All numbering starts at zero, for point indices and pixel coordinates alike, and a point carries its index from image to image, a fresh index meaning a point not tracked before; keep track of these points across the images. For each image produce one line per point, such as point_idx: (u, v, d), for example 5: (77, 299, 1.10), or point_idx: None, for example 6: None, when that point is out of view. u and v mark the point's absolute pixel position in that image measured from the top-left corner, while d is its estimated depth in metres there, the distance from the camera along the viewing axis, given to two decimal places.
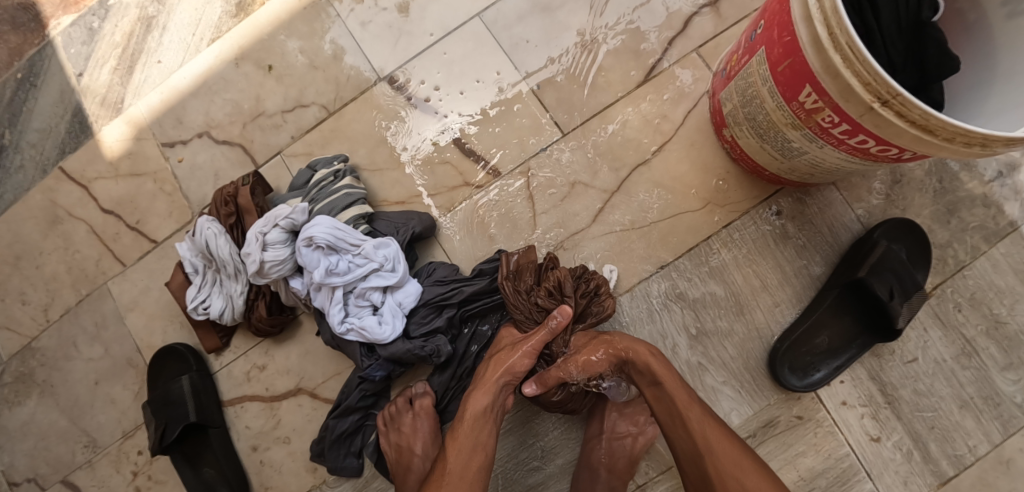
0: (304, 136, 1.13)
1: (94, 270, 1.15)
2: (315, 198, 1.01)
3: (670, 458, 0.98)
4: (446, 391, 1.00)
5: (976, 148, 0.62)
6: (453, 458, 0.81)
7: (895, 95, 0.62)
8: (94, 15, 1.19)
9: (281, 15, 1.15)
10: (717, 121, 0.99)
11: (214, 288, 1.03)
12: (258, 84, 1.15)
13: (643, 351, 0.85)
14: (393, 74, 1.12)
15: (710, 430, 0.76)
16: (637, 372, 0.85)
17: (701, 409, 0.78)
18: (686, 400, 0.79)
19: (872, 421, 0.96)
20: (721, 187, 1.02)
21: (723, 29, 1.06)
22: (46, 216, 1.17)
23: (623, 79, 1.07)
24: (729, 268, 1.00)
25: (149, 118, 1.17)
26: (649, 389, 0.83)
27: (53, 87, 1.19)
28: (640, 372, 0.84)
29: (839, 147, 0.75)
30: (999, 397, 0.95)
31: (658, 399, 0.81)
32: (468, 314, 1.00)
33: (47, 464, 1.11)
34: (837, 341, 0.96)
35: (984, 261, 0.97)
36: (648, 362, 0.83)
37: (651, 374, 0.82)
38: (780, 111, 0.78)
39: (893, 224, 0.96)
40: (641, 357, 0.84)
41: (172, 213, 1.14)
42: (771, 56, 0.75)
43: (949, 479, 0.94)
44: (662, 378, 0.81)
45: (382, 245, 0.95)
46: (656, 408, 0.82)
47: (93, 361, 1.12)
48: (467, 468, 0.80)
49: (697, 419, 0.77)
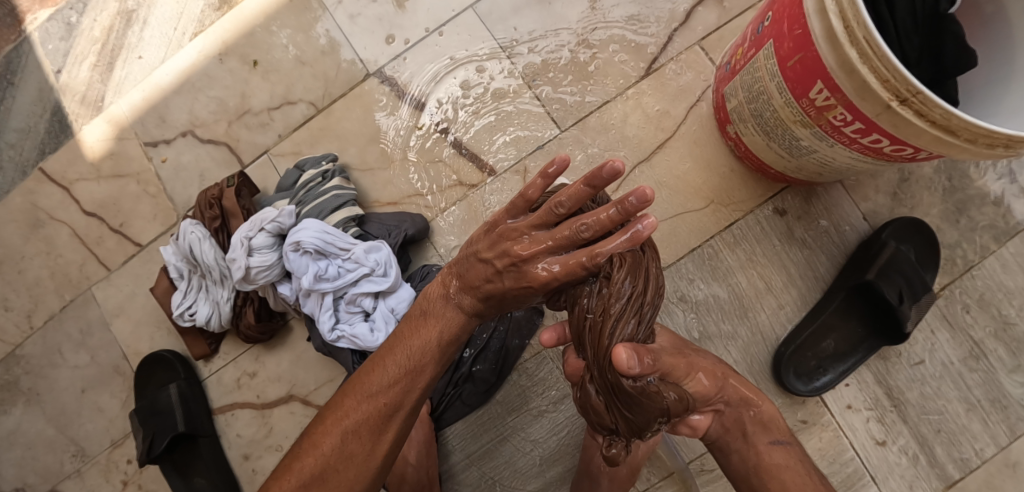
0: (293, 134, 1.09)
1: (78, 274, 1.11)
2: (303, 200, 0.98)
3: (671, 464, 0.96)
4: (442, 398, 0.98)
5: (999, 149, 0.58)
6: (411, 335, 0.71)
7: (915, 92, 0.58)
8: (71, 9, 1.14)
9: (267, 7, 1.11)
10: (720, 117, 0.95)
11: (200, 293, 1.00)
12: (244, 80, 1.11)
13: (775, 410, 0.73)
14: (383, 69, 1.08)
15: None
16: (753, 432, 0.71)
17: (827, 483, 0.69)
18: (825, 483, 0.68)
19: (878, 424, 0.94)
20: (724, 185, 0.99)
21: (726, 21, 1.02)
22: (28, 219, 1.13)
23: (624, 73, 1.03)
24: (733, 271, 0.97)
25: (131, 116, 1.12)
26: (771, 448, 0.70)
27: (31, 85, 1.14)
28: (760, 428, 0.71)
29: (851, 146, 0.71)
30: (1007, 400, 0.92)
31: (783, 470, 0.68)
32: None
33: (35, 473, 1.09)
34: (844, 344, 0.94)
35: (993, 261, 0.94)
36: (776, 419, 0.72)
37: (773, 431, 0.71)
38: (789, 108, 0.74)
39: (901, 223, 0.93)
40: (766, 413, 0.72)
41: (157, 215, 1.10)
42: (780, 50, 0.71)
43: (955, 482, 0.92)
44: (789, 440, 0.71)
45: (373, 249, 0.93)
46: (778, 476, 0.68)
47: (80, 369, 1.09)
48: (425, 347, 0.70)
49: None
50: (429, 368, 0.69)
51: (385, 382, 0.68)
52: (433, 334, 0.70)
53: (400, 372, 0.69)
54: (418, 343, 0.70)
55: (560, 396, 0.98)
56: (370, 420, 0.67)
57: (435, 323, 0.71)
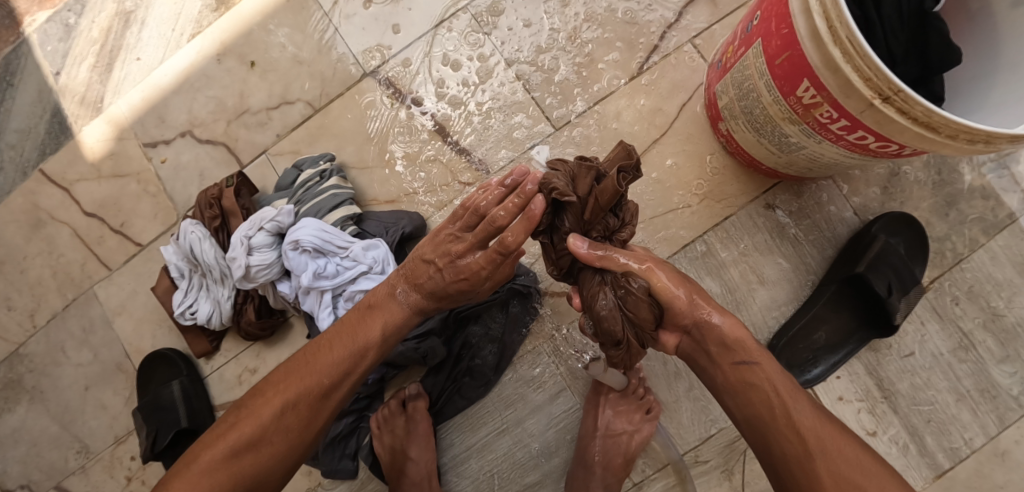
0: (290, 134, 1.10)
1: (80, 274, 1.12)
2: (301, 199, 1.00)
3: (666, 455, 0.98)
4: (441, 392, 1.00)
5: (979, 145, 0.59)
6: (350, 323, 0.78)
7: (897, 91, 0.59)
8: (70, 10, 1.15)
9: (264, 8, 1.12)
10: (713, 115, 0.97)
11: (201, 292, 1.01)
12: (241, 80, 1.12)
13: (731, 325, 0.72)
14: (379, 69, 1.09)
15: (802, 398, 0.69)
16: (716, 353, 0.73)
17: (803, 394, 0.70)
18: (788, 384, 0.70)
19: (869, 415, 0.95)
20: (717, 181, 1.01)
21: (720, 18, 1.03)
22: (29, 220, 1.14)
23: (617, 71, 1.04)
24: (726, 266, 0.99)
25: (130, 117, 1.14)
26: (734, 368, 0.72)
27: (31, 86, 1.15)
28: (723, 349, 0.72)
29: (838, 142, 0.73)
30: (996, 390, 0.94)
31: (748, 387, 0.71)
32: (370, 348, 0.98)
33: (40, 470, 1.10)
34: (835, 337, 0.96)
35: (982, 254, 0.96)
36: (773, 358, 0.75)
37: (741, 351, 0.72)
38: (778, 105, 0.76)
39: (891, 217, 0.95)
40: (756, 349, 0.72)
41: (157, 214, 1.12)
42: (768, 49, 0.73)
43: (946, 471, 0.93)
44: (758, 358, 0.71)
45: (371, 247, 0.95)
46: (741, 392, 0.72)
47: (83, 367, 1.11)
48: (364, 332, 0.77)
49: (784, 387, 0.70)
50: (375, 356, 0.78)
51: (329, 364, 0.75)
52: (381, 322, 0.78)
53: (345, 352, 0.76)
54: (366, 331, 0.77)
55: (556, 390, 1.00)
56: (309, 390, 0.74)
57: (389, 313, 0.78)
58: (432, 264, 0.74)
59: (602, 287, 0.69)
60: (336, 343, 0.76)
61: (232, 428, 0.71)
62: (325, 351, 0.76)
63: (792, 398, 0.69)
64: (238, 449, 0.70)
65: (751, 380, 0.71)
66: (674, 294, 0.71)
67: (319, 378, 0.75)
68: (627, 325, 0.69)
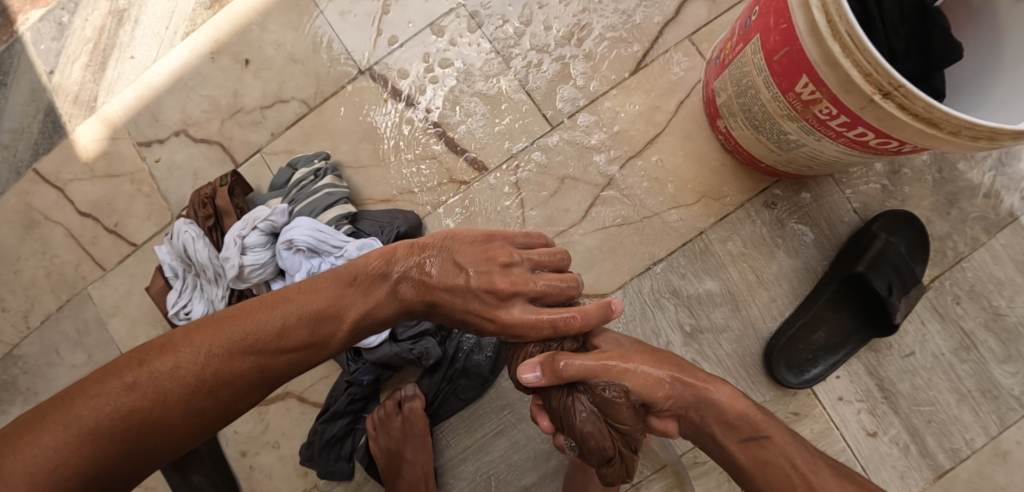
0: (285, 133, 1.09)
1: (74, 274, 1.12)
2: (295, 199, 0.99)
3: (664, 457, 0.96)
4: (437, 394, 0.99)
5: (982, 142, 0.58)
6: (314, 287, 0.67)
7: (897, 86, 0.58)
8: (63, 9, 1.14)
9: (259, 6, 1.11)
10: (711, 112, 0.95)
11: (195, 292, 1.00)
12: (236, 78, 1.11)
13: (730, 397, 0.70)
14: (374, 67, 1.08)
15: (821, 467, 0.65)
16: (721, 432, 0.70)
17: (825, 463, 0.66)
18: (801, 455, 0.66)
19: (869, 415, 0.95)
20: (716, 179, 0.99)
21: (718, 15, 1.02)
22: (23, 220, 1.13)
23: (614, 69, 1.03)
24: (725, 266, 0.98)
25: (123, 116, 1.13)
26: (742, 446, 0.69)
27: (24, 85, 1.14)
28: (727, 427, 0.70)
29: (837, 139, 0.72)
30: (998, 390, 0.93)
31: (758, 465, 0.67)
32: (361, 348, 0.95)
33: None
34: (835, 336, 0.94)
35: (983, 252, 0.95)
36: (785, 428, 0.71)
37: (748, 427, 0.69)
38: (776, 102, 0.75)
39: (892, 216, 0.93)
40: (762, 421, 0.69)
41: (151, 215, 1.11)
42: (766, 44, 0.72)
43: (946, 472, 0.92)
44: (766, 430, 0.68)
45: (366, 246, 0.94)
46: (752, 472, 0.68)
47: (77, 368, 1.10)
48: (328, 302, 0.67)
49: (798, 457, 0.66)
50: (332, 343, 0.67)
51: (276, 325, 0.63)
52: (352, 311, 0.68)
53: (300, 330, 0.64)
54: (332, 306, 0.67)
55: None
56: (241, 369, 0.61)
57: (365, 300, 0.69)
58: (466, 270, 0.71)
59: (576, 400, 0.70)
60: (291, 304, 0.65)
61: (122, 393, 0.56)
62: (276, 309, 0.64)
63: (808, 468, 0.65)
64: (126, 423, 0.55)
65: (761, 457, 0.67)
66: (648, 377, 0.71)
67: (254, 358, 0.62)
68: (614, 438, 0.70)
